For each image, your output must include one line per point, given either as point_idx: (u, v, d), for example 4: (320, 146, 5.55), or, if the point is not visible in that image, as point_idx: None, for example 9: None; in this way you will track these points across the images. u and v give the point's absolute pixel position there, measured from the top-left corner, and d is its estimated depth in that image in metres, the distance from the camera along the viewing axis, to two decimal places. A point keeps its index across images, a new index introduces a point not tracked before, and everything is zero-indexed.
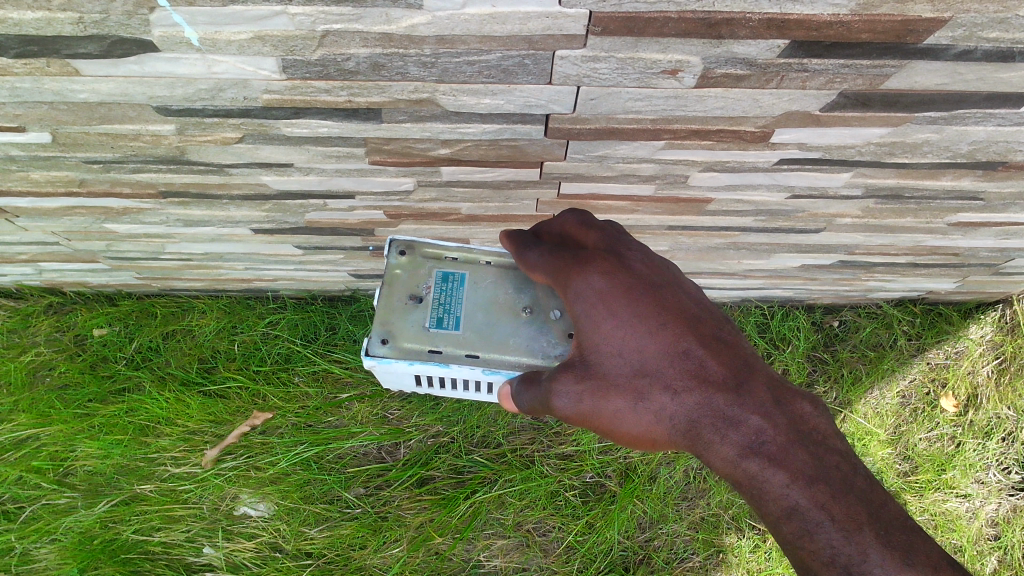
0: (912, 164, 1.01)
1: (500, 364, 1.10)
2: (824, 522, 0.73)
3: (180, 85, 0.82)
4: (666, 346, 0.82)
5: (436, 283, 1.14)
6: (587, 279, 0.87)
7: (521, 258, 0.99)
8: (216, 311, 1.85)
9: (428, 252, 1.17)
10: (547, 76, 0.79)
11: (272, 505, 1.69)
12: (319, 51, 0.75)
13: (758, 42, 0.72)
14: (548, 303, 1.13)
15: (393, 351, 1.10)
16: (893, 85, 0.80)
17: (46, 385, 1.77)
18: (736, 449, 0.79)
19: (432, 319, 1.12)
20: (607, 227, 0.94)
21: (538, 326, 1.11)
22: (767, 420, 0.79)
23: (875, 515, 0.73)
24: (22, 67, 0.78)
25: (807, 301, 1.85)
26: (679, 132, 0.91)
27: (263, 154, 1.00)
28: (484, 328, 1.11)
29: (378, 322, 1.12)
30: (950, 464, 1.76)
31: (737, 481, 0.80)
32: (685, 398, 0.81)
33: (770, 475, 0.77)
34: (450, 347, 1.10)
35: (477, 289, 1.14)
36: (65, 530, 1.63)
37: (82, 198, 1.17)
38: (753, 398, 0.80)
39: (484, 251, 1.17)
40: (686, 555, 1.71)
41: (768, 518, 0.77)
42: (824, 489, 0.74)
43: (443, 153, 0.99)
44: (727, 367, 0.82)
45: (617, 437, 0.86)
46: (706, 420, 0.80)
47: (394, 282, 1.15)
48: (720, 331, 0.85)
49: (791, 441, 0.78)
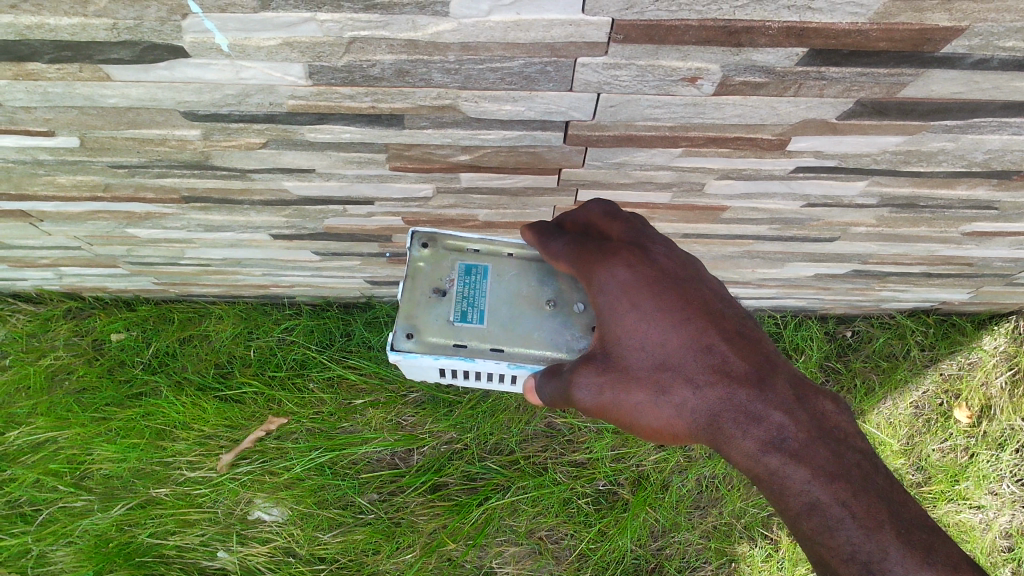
0: (927, 173, 1.02)
1: (525, 358, 1.10)
2: (846, 519, 0.74)
3: (208, 90, 0.84)
4: (690, 340, 0.82)
5: (460, 276, 1.15)
6: (611, 272, 0.87)
7: (544, 247, 1.00)
8: (233, 317, 1.87)
9: (450, 244, 1.18)
10: (567, 83, 0.80)
11: (286, 510, 1.70)
12: (345, 58, 0.77)
13: (777, 49, 0.73)
14: (570, 297, 1.13)
15: (418, 346, 1.11)
16: (909, 94, 0.81)
17: (64, 389, 1.79)
18: (758, 444, 0.80)
19: (456, 313, 1.12)
20: (631, 219, 0.94)
21: (561, 320, 1.12)
22: (789, 416, 0.80)
23: (895, 513, 0.74)
24: (55, 72, 0.80)
25: (820, 310, 1.85)
26: (696, 140, 0.92)
27: (286, 160, 1.02)
28: (508, 322, 1.12)
29: (403, 317, 1.12)
30: (963, 475, 1.77)
31: (758, 476, 0.81)
32: (706, 392, 0.81)
33: (791, 471, 0.78)
34: (475, 342, 1.11)
35: (500, 281, 1.15)
36: (81, 533, 1.65)
37: (106, 202, 1.19)
38: (776, 394, 0.81)
39: (506, 243, 1.18)
40: (698, 564, 1.71)
41: (788, 513, 0.79)
42: (845, 486, 0.75)
43: (462, 160, 1.01)
44: (750, 362, 0.82)
45: (636, 431, 0.86)
46: (727, 415, 0.81)
47: (417, 275, 1.16)
48: (742, 327, 0.85)
49: (813, 438, 0.79)
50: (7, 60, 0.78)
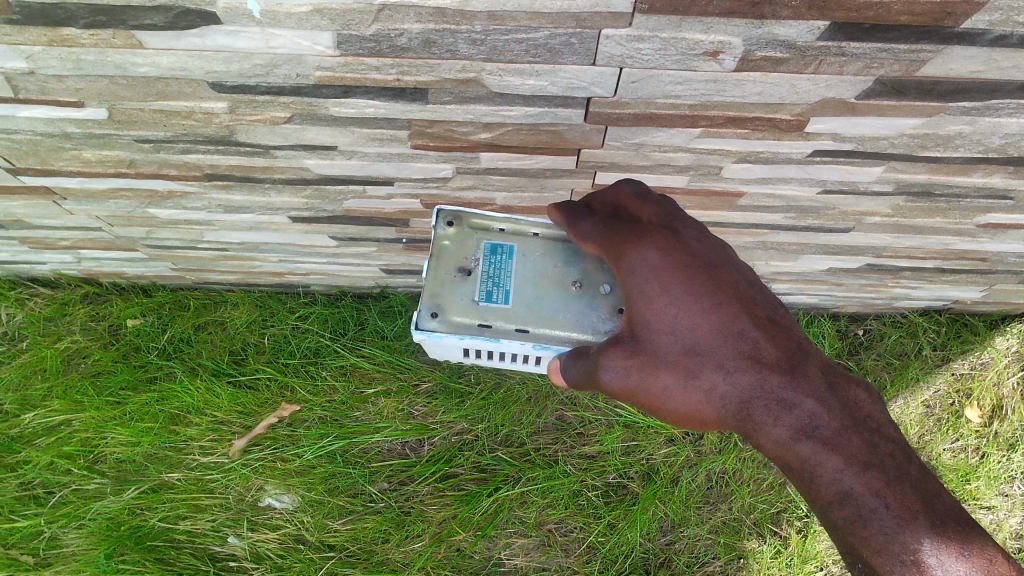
0: (944, 158, 1.03)
1: (550, 339, 1.12)
2: (879, 509, 0.73)
3: (238, 59, 0.85)
4: (720, 325, 0.83)
5: (485, 256, 1.16)
6: (642, 253, 0.87)
7: (572, 226, 1.01)
8: (248, 304, 1.88)
9: (475, 223, 1.18)
10: (591, 56, 0.81)
11: (297, 497, 1.71)
12: (373, 26, 0.78)
13: (799, 22, 0.74)
14: (597, 278, 1.14)
15: (442, 326, 1.12)
16: (928, 72, 0.83)
17: (80, 372, 1.81)
18: (789, 432, 0.79)
19: (481, 292, 1.13)
20: (663, 202, 0.94)
21: (587, 302, 1.13)
22: (821, 404, 0.79)
23: (929, 504, 0.74)
24: (89, 38, 0.82)
25: (832, 308, 1.86)
26: (716, 119, 0.94)
27: (309, 136, 1.04)
28: (533, 302, 1.13)
29: (428, 296, 1.13)
30: (974, 475, 1.77)
31: (788, 464, 0.80)
32: (736, 377, 0.81)
33: (823, 460, 0.77)
34: (500, 322, 1.12)
35: (526, 261, 1.15)
36: (93, 516, 1.67)
37: (130, 178, 1.21)
38: (808, 382, 0.81)
39: (532, 222, 1.18)
40: (707, 559, 1.71)
41: (818, 502, 0.78)
42: (878, 476, 0.75)
43: (484, 138, 1.02)
44: (782, 349, 0.83)
45: (664, 415, 0.86)
46: (759, 401, 0.81)
47: (442, 253, 1.16)
48: (773, 314, 0.86)
49: (846, 426, 0.78)
50: (43, 25, 0.80)
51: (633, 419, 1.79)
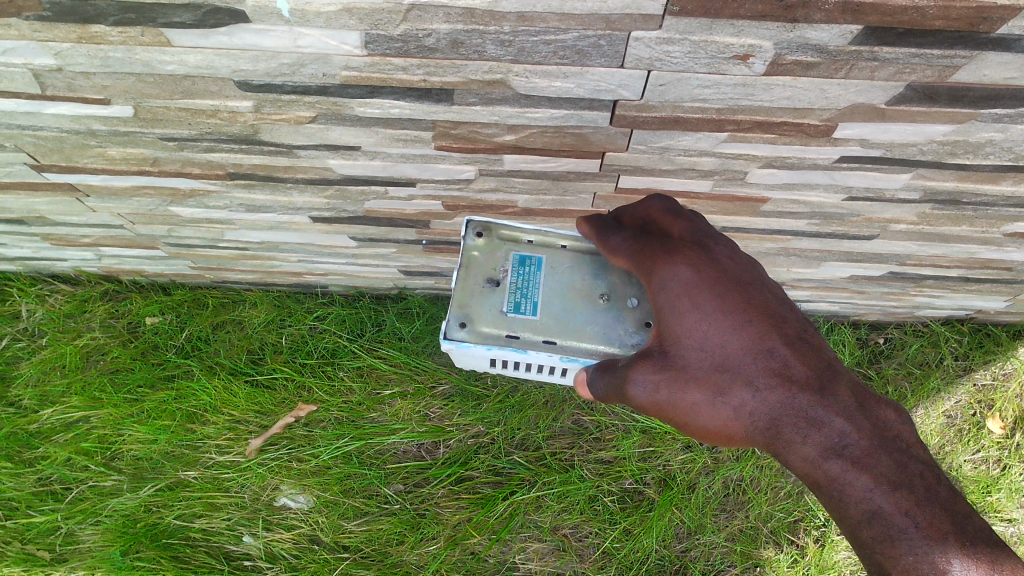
0: (973, 166, 1.02)
1: (577, 352, 1.11)
2: (908, 529, 0.73)
3: (265, 58, 0.85)
4: (750, 342, 0.82)
5: (514, 267, 1.15)
6: (674, 269, 0.86)
7: (602, 243, 1.00)
8: (266, 304, 1.88)
9: (504, 235, 1.19)
10: (619, 59, 0.81)
11: (313, 497, 1.71)
12: (402, 26, 0.78)
13: (831, 26, 0.74)
14: (624, 292, 1.13)
15: (470, 336, 1.12)
16: (961, 78, 0.82)
17: (99, 368, 1.81)
18: (818, 450, 0.79)
19: (509, 303, 1.13)
20: (694, 219, 0.93)
21: (614, 315, 1.12)
22: (851, 423, 0.78)
23: (960, 525, 0.73)
24: (117, 35, 0.82)
25: (852, 315, 1.84)
26: (743, 124, 0.93)
27: (333, 136, 1.03)
28: (561, 314, 1.12)
29: (456, 306, 1.13)
30: (996, 486, 1.74)
31: (815, 482, 0.80)
32: (765, 394, 0.80)
33: (852, 478, 0.76)
34: (527, 334, 1.11)
35: (554, 273, 1.15)
36: (109, 512, 1.67)
37: (153, 177, 1.21)
38: (838, 400, 0.80)
39: (561, 234, 1.18)
40: (723, 567, 1.69)
41: (846, 520, 0.77)
42: (908, 496, 0.74)
43: (508, 140, 1.02)
44: (812, 367, 0.82)
45: (692, 430, 0.85)
46: (787, 419, 0.80)
47: (471, 265, 1.16)
48: (803, 332, 0.85)
49: (876, 446, 0.77)
50: (72, 21, 0.80)
51: (649, 425, 1.78)
